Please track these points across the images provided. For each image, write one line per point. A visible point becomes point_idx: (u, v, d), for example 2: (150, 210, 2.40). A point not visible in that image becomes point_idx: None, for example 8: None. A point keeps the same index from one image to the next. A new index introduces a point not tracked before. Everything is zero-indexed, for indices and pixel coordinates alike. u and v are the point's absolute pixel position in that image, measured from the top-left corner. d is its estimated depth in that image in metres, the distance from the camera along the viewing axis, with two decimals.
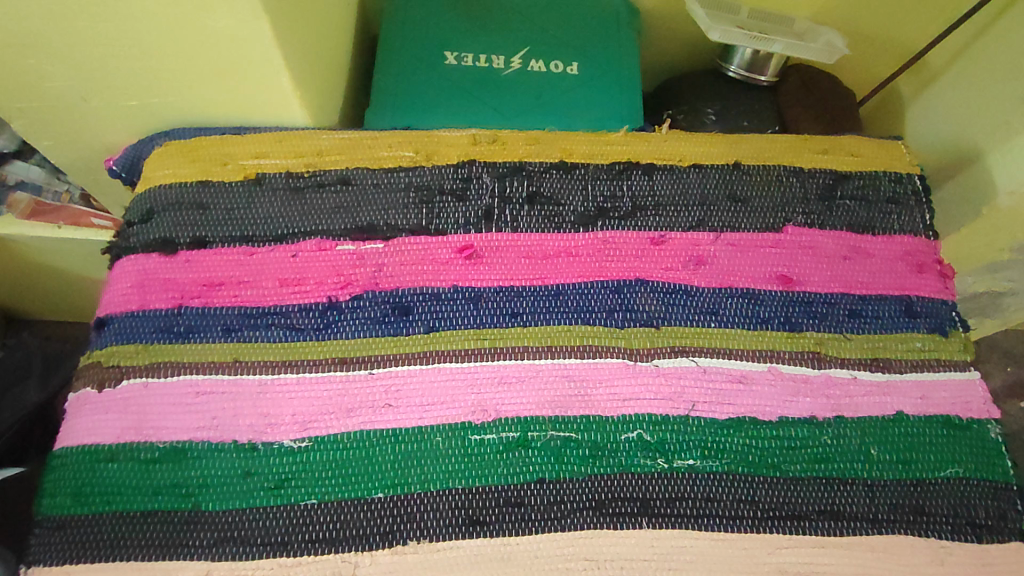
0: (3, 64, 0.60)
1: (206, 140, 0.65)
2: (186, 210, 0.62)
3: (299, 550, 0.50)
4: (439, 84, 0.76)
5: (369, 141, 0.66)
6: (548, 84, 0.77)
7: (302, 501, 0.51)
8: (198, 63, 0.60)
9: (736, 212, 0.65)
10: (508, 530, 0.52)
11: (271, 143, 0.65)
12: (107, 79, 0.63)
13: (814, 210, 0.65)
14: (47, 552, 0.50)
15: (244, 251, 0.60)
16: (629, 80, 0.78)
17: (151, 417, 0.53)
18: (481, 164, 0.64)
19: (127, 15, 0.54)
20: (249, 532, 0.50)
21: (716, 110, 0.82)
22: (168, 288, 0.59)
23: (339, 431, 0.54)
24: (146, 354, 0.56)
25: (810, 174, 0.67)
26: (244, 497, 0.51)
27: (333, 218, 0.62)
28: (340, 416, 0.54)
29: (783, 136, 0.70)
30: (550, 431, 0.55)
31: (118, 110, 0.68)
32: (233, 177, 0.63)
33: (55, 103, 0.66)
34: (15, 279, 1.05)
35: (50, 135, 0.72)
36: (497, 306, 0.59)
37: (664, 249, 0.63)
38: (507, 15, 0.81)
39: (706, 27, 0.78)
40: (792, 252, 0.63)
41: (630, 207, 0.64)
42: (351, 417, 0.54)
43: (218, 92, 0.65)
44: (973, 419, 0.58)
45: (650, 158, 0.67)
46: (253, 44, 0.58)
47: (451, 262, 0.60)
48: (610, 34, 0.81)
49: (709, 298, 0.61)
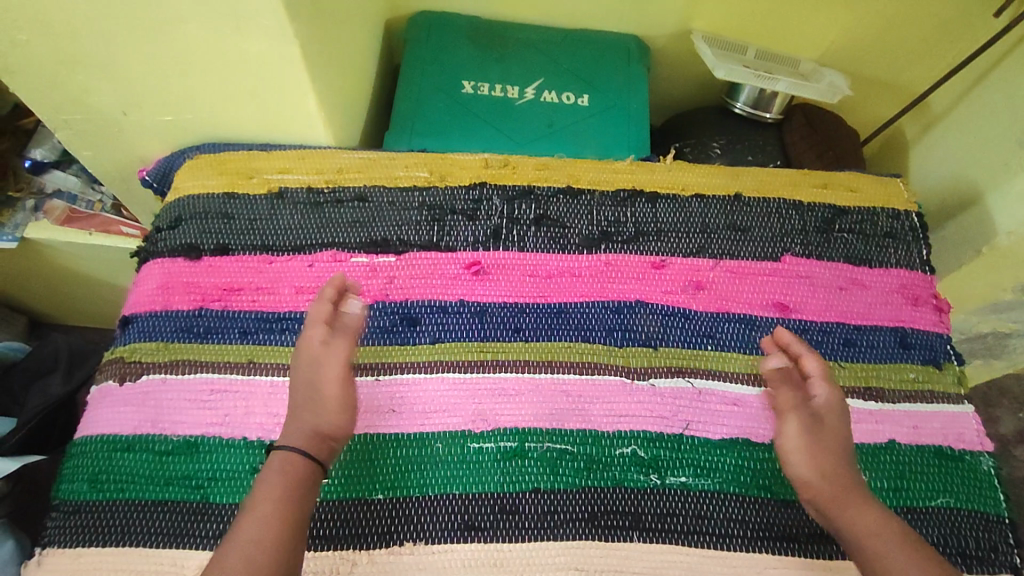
0: (55, 79, 0.65)
1: (234, 155, 0.70)
2: (212, 219, 0.66)
3: None
4: (456, 110, 0.80)
5: (387, 161, 0.69)
6: (559, 115, 0.81)
7: None
8: (232, 83, 0.65)
9: (736, 240, 0.67)
10: (502, 537, 0.53)
11: (295, 160, 0.69)
12: (147, 95, 0.67)
13: (811, 241, 0.67)
14: (62, 535, 0.52)
15: (264, 259, 0.63)
16: (638, 112, 0.82)
17: (167, 411, 0.56)
18: (491, 187, 0.68)
19: (170, 36, 0.59)
20: None
21: (722, 144, 0.85)
22: (190, 290, 0.62)
23: None
24: (165, 352, 0.59)
25: (809, 207, 0.69)
26: None
27: (349, 232, 0.65)
28: None
29: (784, 170, 0.72)
30: (547, 442, 0.56)
31: (154, 125, 0.73)
32: (257, 190, 0.67)
33: (98, 116, 0.71)
34: (43, 283, 1.10)
35: (91, 146, 0.77)
36: (500, 320, 0.62)
37: (664, 273, 0.65)
38: (523, 48, 0.85)
39: (712, 65, 0.81)
40: (788, 281, 0.65)
41: (633, 232, 0.66)
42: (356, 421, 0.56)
43: (248, 110, 0.70)
44: (965, 451, 0.59)
45: (653, 186, 0.69)
46: (283, 67, 0.62)
47: (458, 278, 0.63)
48: (621, 69, 0.85)
49: (707, 322, 0.63)
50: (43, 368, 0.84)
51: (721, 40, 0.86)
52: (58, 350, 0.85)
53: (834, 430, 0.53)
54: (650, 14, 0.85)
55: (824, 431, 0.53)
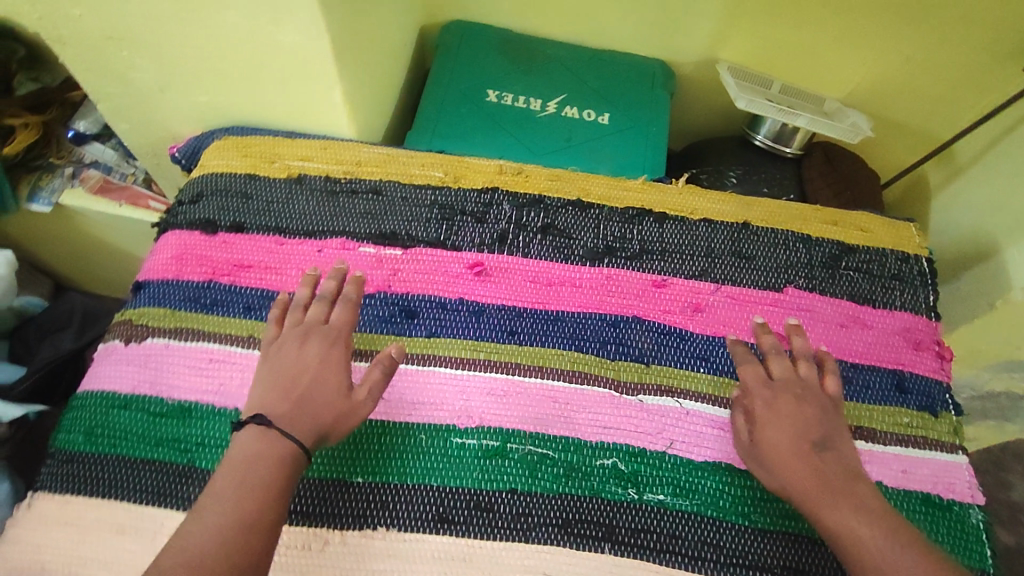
0: (101, 53, 0.69)
1: (260, 140, 0.73)
2: (232, 197, 0.68)
3: None
4: (478, 116, 0.82)
5: (405, 159, 0.71)
6: (579, 130, 0.83)
7: None
8: (265, 71, 0.68)
9: (739, 267, 0.67)
10: (474, 533, 0.53)
11: (317, 150, 0.72)
12: (184, 76, 0.71)
13: (815, 276, 0.67)
14: (53, 481, 0.54)
15: (276, 240, 0.66)
16: (656, 135, 0.83)
17: (166, 375, 0.58)
18: (502, 193, 0.69)
19: (211, 21, 0.62)
20: None
21: (738, 174, 0.86)
22: (202, 263, 0.64)
23: None
24: (171, 318, 0.61)
25: (816, 243, 0.69)
26: None
27: (360, 223, 0.67)
28: None
29: (796, 204, 0.73)
30: (529, 446, 0.57)
31: (189, 104, 0.76)
32: (277, 175, 0.70)
33: (138, 91, 0.75)
34: (73, 248, 1.15)
35: (128, 120, 0.80)
36: (497, 321, 0.62)
37: (664, 292, 0.65)
38: (550, 63, 0.87)
39: (733, 95, 0.82)
40: (788, 312, 0.65)
41: (638, 249, 0.67)
42: None
43: (278, 98, 0.72)
44: (954, 502, 0.58)
45: (662, 207, 0.70)
46: (314, 59, 0.65)
47: (460, 277, 0.64)
48: (644, 92, 0.86)
49: (702, 344, 0.63)
50: (56, 325, 0.87)
51: (747, 73, 0.87)
52: (72, 307, 0.89)
53: (791, 403, 0.54)
54: (677, 41, 0.87)
55: (780, 408, 0.54)
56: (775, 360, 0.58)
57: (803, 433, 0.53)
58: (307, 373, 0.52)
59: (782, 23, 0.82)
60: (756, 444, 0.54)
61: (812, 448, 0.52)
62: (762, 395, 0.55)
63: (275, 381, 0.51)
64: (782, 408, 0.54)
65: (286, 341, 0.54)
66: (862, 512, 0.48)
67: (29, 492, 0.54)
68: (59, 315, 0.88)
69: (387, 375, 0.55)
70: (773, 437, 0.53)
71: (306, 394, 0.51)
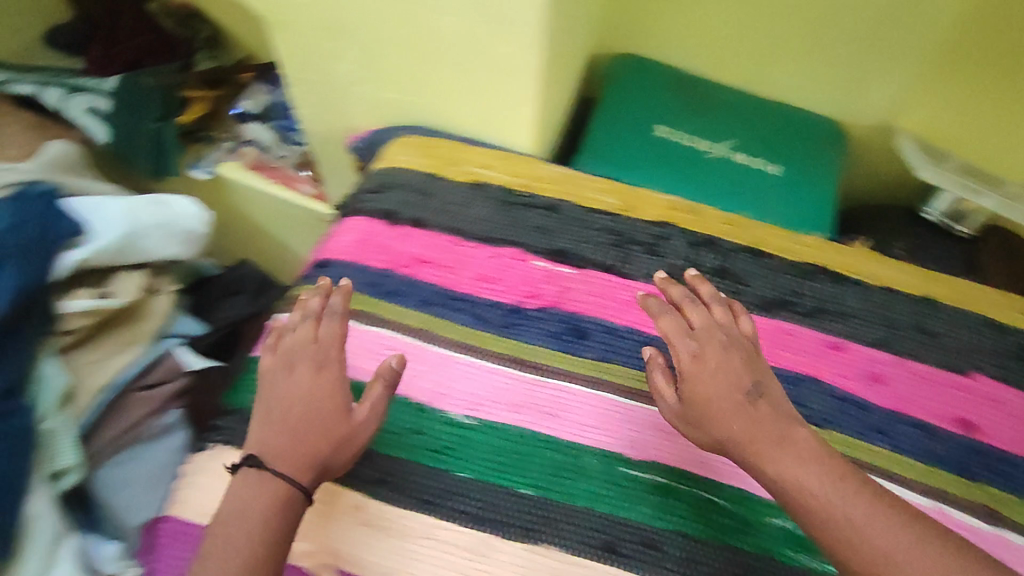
0: (315, 43, 0.74)
1: (444, 143, 0.75)
2: (413, 193, 0.70)
3: (446, 515, 0.54)
4: (646, 149, 0.80)
5: (580, 180, 0.72)
6: (749, 176, 0.79)
7: (457, 472, 0.56)
8: (462, 74, 0.69)
9: (922, 343, 0.63)
10: (640, 568, 0.52)
11: (498, 159, 0.73)
12: (382, 73, 0.74)
13: (1006, 365, 0.63)
14: (235, 435, 0.55)
15: (453, 240, 0.67)
16: (828, 192, 0.80)
17: (349, 356, 0.61)
18: (676, 228, 0.68)
19: (431, 24, 0.65)
20: (406, 483, 0.55)
21: (905, 247, 0.83)
22: (383, 251, 0.67)
23: (503, 421, 0.58)
24: (351, 299, 0.64)
25: (1006, 332, 0.65)
26: (409, 451, 0.57)
27: (533, 236, 0.68)
28: (507, 409, 0.58)
29: (982, 288, 0.69)
30: (699, 490, 0.55)
31: (375, 101, 0.79)
32: (457, 178, 0.71)
33: (335, 83, 0.79)
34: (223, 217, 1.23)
35: (314, 108, 0.85)
36: (667, 357, 0.61)
37: (841, 356, 0.62)
38: (722, 107, 0.85)
39: (917, 165, 0.81)
40: (977, 400, 0.61)
41: (814, 307, 0.65)
42: (516, 413, 0.58)
43: (464, 107, 0.74)
44: None
45: (840, 269, 0.68)
46: (515, 67, 0.65)
47: (631, 305, 0.64)
48: (816, 147, 0.83)
49: (881, 418, 0.59)
50: (231, 288, 0.92)
51: (929, 145, 0.85)
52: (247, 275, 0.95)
53: (716, 350, 0.49)
54: (854, 104, 0.85)
55: (707, 356, 0.49)
56: (746, 317, 0.54)
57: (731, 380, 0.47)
58: (300, 404, 0.50)
59: (974, 100, 0.79)
60: (686, 397, 0.49)
61: (746, 396, 0.47)
62: (687, 345, 0.50)
63: (270, 420, 0.49)
64: (709, 355, 0.49)
65: (277, 367, 0.52)
66: (811, 462, 0.43)
67: (211, 442, 0.56)
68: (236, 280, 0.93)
69: (390, 386, 0.53)
70: (704, 386, 0.48)
71: (300, 423, 0.49)
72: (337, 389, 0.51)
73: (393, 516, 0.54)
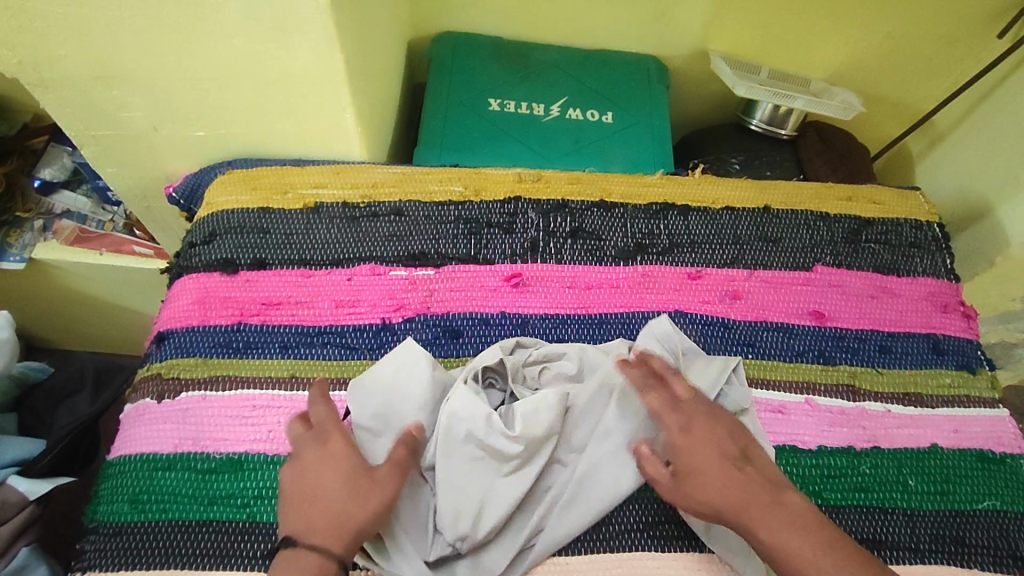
0: (85, 94, 0.64)
1: (267, 171, 0.69)
2: (247, 233, 0.65)
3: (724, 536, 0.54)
4: (480, 125, 0.81)
5: (421, 176, 0.70)
6: (585, 131, 0.82)
7: None
8: (264, 93, 0.64)
9: (768, 251, 0.68)
10: (601, 547, 0.53)
11: (330, 175, 0.69)
12: (182, 111, 0.66)
13: (840, 251, 0.69)
14: (101, 558, 0.51)
15: (301, 273, 0.64)
16: (659, 130, 0.83)
17: (208, 429, 0.56)
18: (526, 201, 0.68)
19: (223, 56, 0.59)
20: None
21: (740, 160, 0.86)
22: (227, 305, 0.62)
23: None
24: (204, 367, 0.59)
25: (835, 220, 0.71)
26: None
27: (386, 246, 0.65)
28: (870, 441, 0.59)
29: (808, 184, 0.74)
30: (915, 484, 0.58)
31: (183, 140, 0.71)
32: (292, 206, 0.67)
33: (128, 132, 0.69)
34: (53, 324, 1.05)
35: (115, 163, 0.74)
36: (543, 331, 0.63)
37: (701, 284, 0.66)
38: (542, 68, 0.86)
39: (752, 68, 0.88)
40: (822, 289, 0.67)
41: (667, 244, 0.68)
42: (859, 428, 0.60)
43: (284, 122, 0.68)
44: (1006, 454, 0.60)
45: (684, 200, 0.71)
46: (327, 81, 0.62)
47: (498, 290, 0.64)
48: (643, 88, 0.86)
49: (746, 331, 0.64)
50: (66, 389, 0.78)
51: (738, 60, 0.88)
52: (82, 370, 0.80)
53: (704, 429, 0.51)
54: (667, 35, 0.87)
55: (696, 431, 0.51)
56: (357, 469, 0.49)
57: (719, 452, 0.49)
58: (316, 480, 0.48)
59: (771, 14, 0.83)
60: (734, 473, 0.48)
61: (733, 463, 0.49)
62: (674, 420, 0.51)
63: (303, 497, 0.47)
64: (698, 431, 0.51)
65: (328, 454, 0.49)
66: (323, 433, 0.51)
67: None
68: (69, 376, 0.78)
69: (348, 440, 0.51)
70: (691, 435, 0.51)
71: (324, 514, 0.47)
72: (679, 476, 0.49)
73: (675, 559, 0.53)
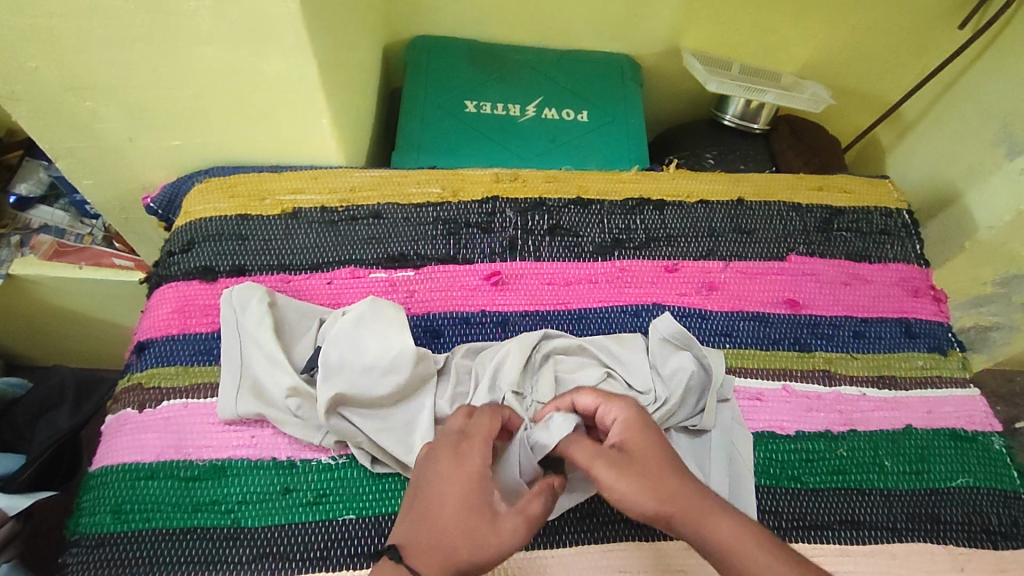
0: (58, 105, 0.64)
1: (244, 177, 0.69)
2: (225, 240, 0.65)
3: None
4: (457, 127, 0.82)
5: (400, 179, 0.70)
6: (561, 131, 0.83)
7: None
8: (239, 100, 0.64)
9: (743, 243, 0.69)
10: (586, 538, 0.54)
11: (307, 180, 0.69)
12: (156, 120, 0.66)
13: (813, 241, 0.70)
14: (84, 570, 0.50)
15: (281, 279, 0.64)
16: (635, 127, 0.84)
17: (191, 436, 0.56)
18: (504, 200, 0.69)
19: (196, 64, 0.59)
20: None
21: (715, 155, 0.87)
22: (207, 313, 0.62)
23: (345, 458, 0.56)
24: (185, 374, 0.59)
25: (807, 210, 0.72)
26: None
27: (366, 248, 0.66)
28: (846, 425, 0.60)
29: (781, 175, 0.76)
30: (891, 465, 0.59)
31: (160, 150, 0.71)
32: (270, 212, 0.67)
33: (104, 143, 0.69)
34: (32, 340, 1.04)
35: (91, 174, 0.74)
36: (523, 328, 0.63)
37: (678, 276, 0.67)
38: (517, 69, 0.87)
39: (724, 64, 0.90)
40: (796, 278, 0.68)
41: (644, 238, 0.69)
42: (835, 412, 0.61)
43: (260, 129, 0.69)
44: (978, 432, 0.62)
45: (659, 195, 0.72)
46: (302, 86, 0.62)
47: (478, 288, 0.65)
48: (617, 87, 0.87)
49: (723, 321, 0.65)
50: (47, 403, 0.77)
51: (710, 57, 0.89)
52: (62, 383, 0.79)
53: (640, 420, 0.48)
54: (640, 33, 0.88)
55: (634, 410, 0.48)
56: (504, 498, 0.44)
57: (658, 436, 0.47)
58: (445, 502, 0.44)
59: (741, 11, 0.85)
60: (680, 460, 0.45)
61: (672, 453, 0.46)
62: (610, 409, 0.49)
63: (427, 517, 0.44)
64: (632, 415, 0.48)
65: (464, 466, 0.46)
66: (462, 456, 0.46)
67: None
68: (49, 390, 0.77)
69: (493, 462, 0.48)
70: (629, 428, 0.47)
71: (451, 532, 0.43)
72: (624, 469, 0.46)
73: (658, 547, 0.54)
